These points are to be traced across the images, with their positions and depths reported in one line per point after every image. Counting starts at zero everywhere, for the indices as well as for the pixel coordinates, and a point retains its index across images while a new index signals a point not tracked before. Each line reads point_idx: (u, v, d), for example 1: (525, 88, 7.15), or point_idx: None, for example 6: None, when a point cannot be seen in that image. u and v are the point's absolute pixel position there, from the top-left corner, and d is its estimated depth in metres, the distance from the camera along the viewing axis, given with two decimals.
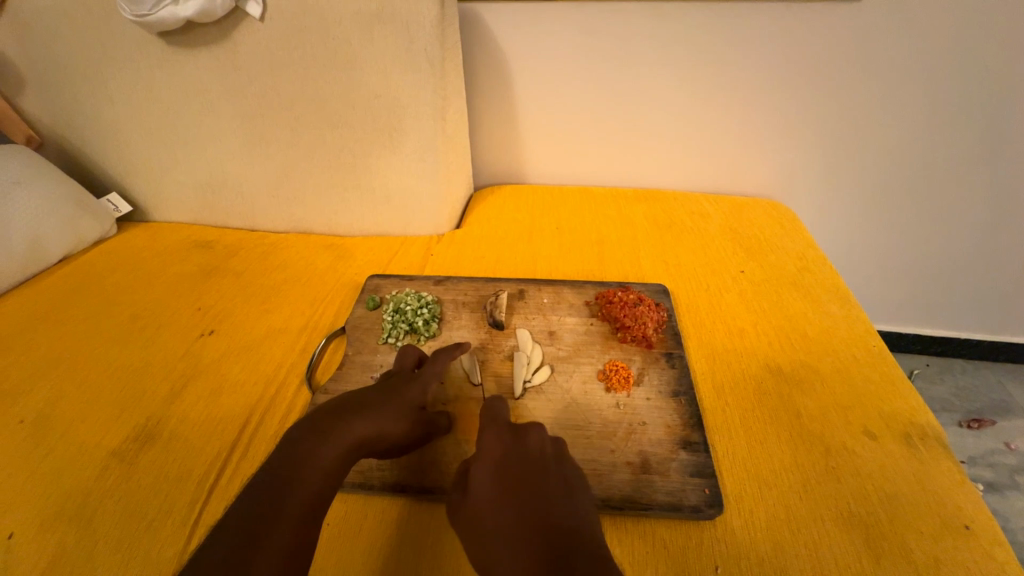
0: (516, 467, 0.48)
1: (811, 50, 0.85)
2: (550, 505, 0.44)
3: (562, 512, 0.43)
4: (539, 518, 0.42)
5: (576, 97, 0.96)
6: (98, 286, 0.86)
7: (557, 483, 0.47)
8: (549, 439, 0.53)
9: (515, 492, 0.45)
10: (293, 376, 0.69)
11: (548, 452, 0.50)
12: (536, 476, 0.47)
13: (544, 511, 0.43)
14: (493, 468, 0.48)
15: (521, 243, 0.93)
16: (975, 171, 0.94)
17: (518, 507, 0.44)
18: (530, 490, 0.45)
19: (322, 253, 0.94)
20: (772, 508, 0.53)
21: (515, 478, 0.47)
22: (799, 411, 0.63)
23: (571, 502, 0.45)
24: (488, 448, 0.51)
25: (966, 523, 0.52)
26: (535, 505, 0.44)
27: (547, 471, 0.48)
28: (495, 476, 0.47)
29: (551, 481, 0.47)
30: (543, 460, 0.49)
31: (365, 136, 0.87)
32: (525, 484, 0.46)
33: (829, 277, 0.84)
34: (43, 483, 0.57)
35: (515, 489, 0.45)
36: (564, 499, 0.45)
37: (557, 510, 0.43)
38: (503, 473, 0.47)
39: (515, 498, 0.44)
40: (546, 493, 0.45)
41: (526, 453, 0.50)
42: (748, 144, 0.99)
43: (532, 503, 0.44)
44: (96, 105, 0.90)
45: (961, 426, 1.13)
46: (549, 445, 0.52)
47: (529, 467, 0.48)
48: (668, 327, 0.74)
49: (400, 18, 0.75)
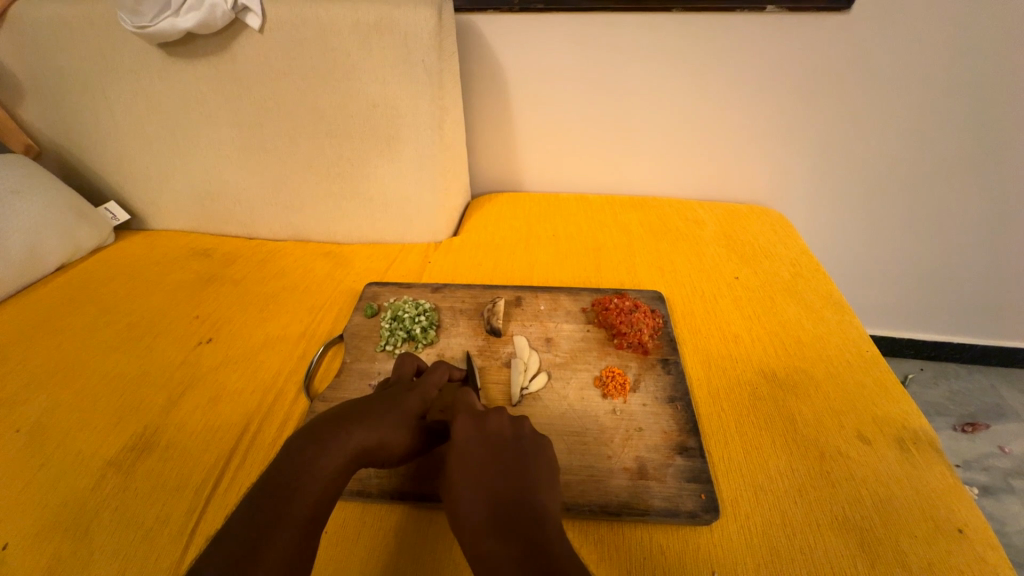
0: (484, 448, 0.51)
1: (802, 59, 0.86)
2: (523, 486, 0.47)
3: (532, 491, 0.47)
4: (519, 507, 0.45)
5: (573, 105, 0.97)
6: (96, 294, 0.86)
7: (515, 462, 0.50)
8: (508, 418, 0.55)
9: (488, 475, 0.49)
10: (291, 384, 0.70)
11: (509, 434, 0.53)
12: (504, 458, 0.50)
13: (516, 494, 0.47)
14: (462, 448, 0.51)
15: (518, 250, 0.94)
16: (967, 175, 0.95)
17: (491, 492, 0.47)
18: (503, 473, 0.49)
19: (321, 261, 0.95)
20: (769, 513, 0.54)
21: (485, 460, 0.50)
22: (794, 415, 0.63)
23: (537, 481, 0.48)
24: (458, 429, 0.53)
25: (959, 526, 0.52)
26: (508, 488, 0.47)
27: (509, 453, 0.51)
28: (465, 455, 0.51)
29: (511, 462, 0.50)
30: (504, 441, 0.52)
31: (364, 144, 0.88)
32: (496, 468, 0.49)
33: (823, 283, 0.85)
34: (39, 494, 0.57)
35: (488, 471, 0.49)
36: (531, 479, 0.48)
37: (527, 488, 0.47)
38: (475, 457, 0.50)
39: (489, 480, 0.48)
40: (514, 474, 0.48)
41: (492, 437, 0.52)
42: (740, 153, 1.01)
43: (504, 484, 0.48)
44: (94, 115, 0.91)
45: (955, 430, 1.14)
46: (508, 425, 0.54)
47: (494, 449, 0.51)
48: (664, 333, 0.75)
49: (398, 30, 0.76)
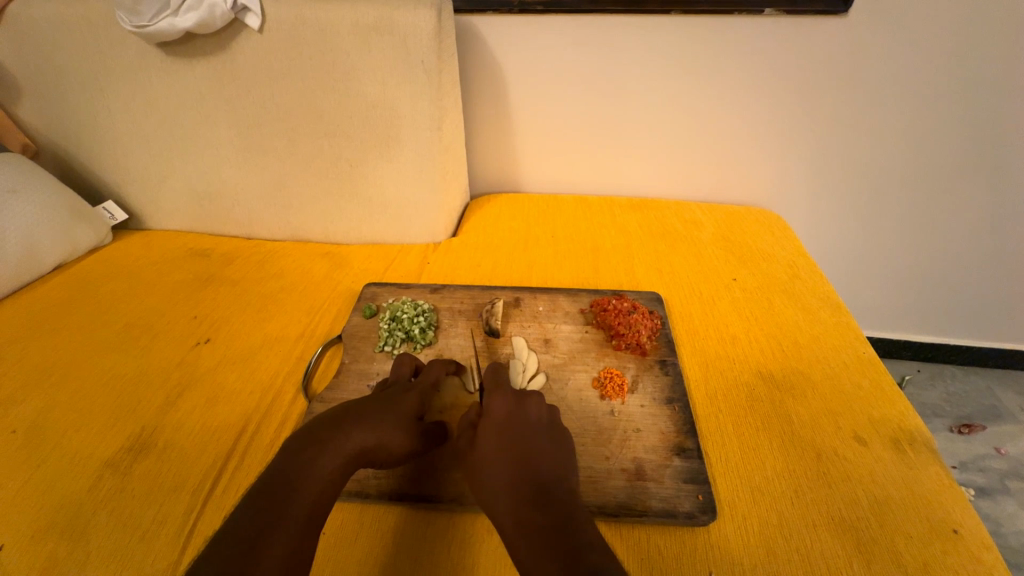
0: (517, 425, 0.52)
1: (801, 62, 0.87)
2: (542, 464, 0.48)
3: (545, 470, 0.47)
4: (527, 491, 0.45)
5: (572, 106, 0.97)
6: (94, 294, 0.86)
7: (547, 444, 0.51)
8: (545, 406, 0.57)
9: (516, 448, 0.49)
10: (290, 385, 0.70)
11: (544, 419, 0.55)
12: (531, 437, 0.51)
13: (537, 476, 0.46)
14: (499, 422, 0.52)
15: (517, 251, 0.94)
16: (966, 177, 0.96)
17: (517, 469, 0.47)
18: (528, 454, 0.48)
19: (319, 261, 0.95)
20: (765, 514, 0.54)
21: (516, 435, 0.51)
22: (790, 417, 0.63)
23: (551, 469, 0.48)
24: (494, 405, 0.55)
25: (954, 527, 0.52)
26: (533, 464, 0.48)
27: (541, 434, 0.52)
28: (499, 429, 0.51)
29: (543, 442, 0.51)
30: (536, 423, 0.53)
31: (364, 144, 0.88)
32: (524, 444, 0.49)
33: (820, 285, 0.85)
34: (34, 495, 0.57)
35: (516, 446, 0.49)
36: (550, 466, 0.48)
37: (547, 466, 0.48)
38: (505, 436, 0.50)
39: (516, 453, 0.48)
40: (541, 451, 0.49)
41: (525, 417, 0.53)
42: (738, 155, 1.01)
43: (530, 460, 0.48)
44: (92, 115, 0.91)
45: (952, 431, 1.15)
46: (545, 412, 0.56)
47: (527, 427, 0.52)
48: (662, 335, 0.75)
49: (398, 31, 0.76)
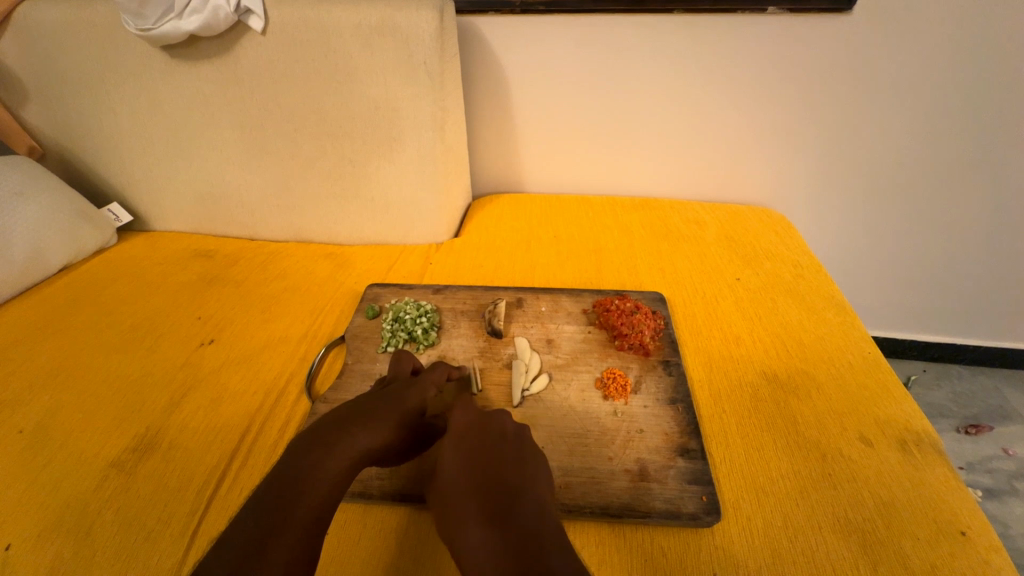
0: (485, 444, 0.54)
1: (802, 61, 0.86)
2: (520, 482, 0.50)
3: (525, 486, 0.50)
4: (506, 506, 0.47)
5: (573, 105, 0.97)
6: (99, 295, 0.87)
7: (515, 456, 0.53)
8: (513, 422, 0.58)
9: (490, 472, 0.51)
10: (292, 386, 0.70)
11: (510, 432, 0.56)
12: (504, 454, 0.53)
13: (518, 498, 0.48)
14: (466, 443, 0.54)
15: (519, 252, 0.94)
16: (971, 176, 0.95)
17: (499, 494, 0.49)
18: (506, 473, 0.51)
19: (321, 262, 0.95)
20: (770, 516, 0.54)
21: (488, 458, 0.52)
22: (796, 417, 0.63)
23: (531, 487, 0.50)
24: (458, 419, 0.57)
25: (962, 530, 0.52)
26: (509, 486, 0.49)
27: (506, 447, 0.54)
28: (467, 450, 0.53)
29: (510, 455, 0.53)
30: (504, 436, 0.55)
31: (365, 146, 0.88)
32: (495, 459, 0.52)
33: (826, 286, 0.84)
34: (40, 495, 0.57)
35: (484, 465, 0.51)
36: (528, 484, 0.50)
37: (525, 486, 0.49)
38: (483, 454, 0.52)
39: (485, 473, 0.51)
40: (512, 469, 0.51)
41: (492, 432, 0.55)
42: (740, 155, 1.01)
43: (500, 480, 0.50)
44: (97, 117, 0.91)
45: (959, 432, 1.13)
46: (511, 425, 0.57)
47: (493, 442, 0.54)
48: (666, 335, 0.75)
49: (400, 34, 0.77)
